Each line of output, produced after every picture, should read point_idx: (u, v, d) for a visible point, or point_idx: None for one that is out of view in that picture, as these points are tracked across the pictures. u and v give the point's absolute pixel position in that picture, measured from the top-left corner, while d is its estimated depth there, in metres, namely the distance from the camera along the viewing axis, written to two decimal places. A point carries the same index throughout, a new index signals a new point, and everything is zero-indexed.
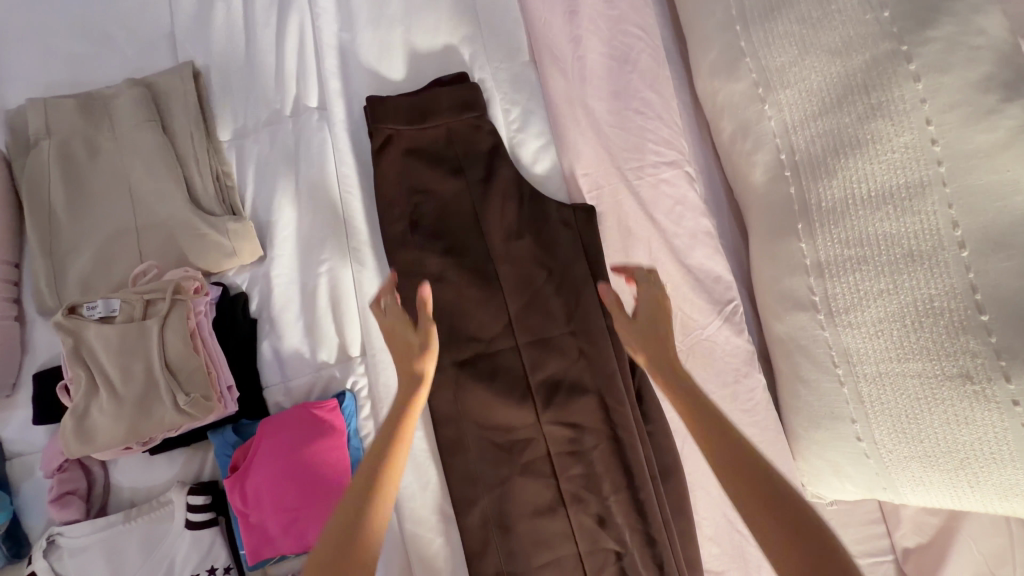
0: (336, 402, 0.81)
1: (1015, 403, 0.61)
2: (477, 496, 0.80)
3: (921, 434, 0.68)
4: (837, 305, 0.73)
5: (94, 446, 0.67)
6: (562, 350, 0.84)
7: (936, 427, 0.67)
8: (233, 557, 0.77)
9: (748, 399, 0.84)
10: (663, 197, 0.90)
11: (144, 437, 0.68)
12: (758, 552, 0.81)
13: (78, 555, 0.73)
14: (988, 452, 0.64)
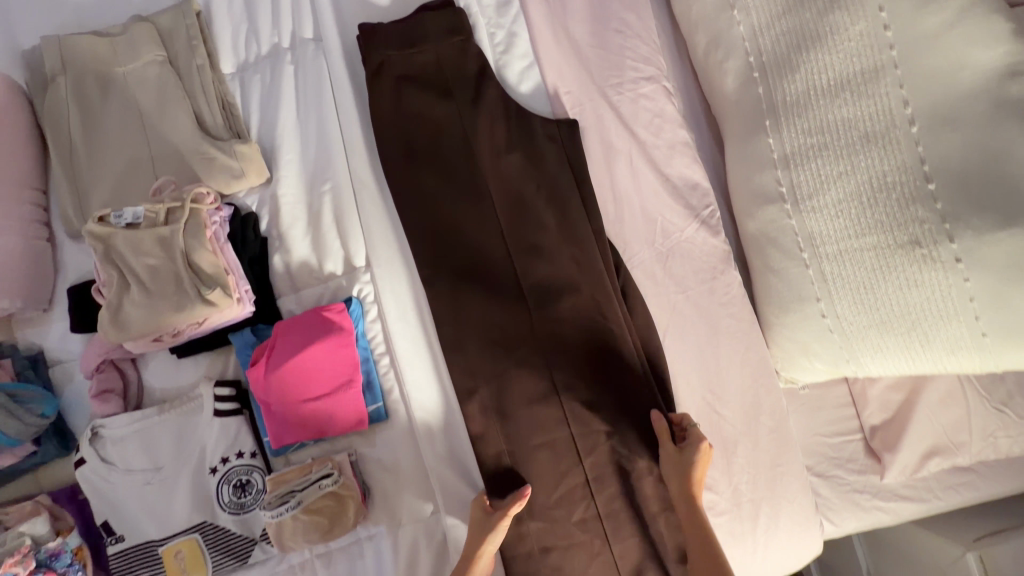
0: (343, 305, 0.88)
1: (957, 261, 0.67)
2: (476, 386, 0.88)
3: (877, 302, 0.75)
4: (802, 192, 0.79)
5: (127, 336, 0.74)
6: (552, 258, 0.90)
7: (890, 294, 0.73)
8: (258, 445, 0.85)
9: (724, 294, 0.91)
10: (644, 112, 0.95)
11: (171, 325, 0.74)
12: (735, 430, 0.88)
13: (119, 444, 0.82)
14: (936, 311, 0.70)
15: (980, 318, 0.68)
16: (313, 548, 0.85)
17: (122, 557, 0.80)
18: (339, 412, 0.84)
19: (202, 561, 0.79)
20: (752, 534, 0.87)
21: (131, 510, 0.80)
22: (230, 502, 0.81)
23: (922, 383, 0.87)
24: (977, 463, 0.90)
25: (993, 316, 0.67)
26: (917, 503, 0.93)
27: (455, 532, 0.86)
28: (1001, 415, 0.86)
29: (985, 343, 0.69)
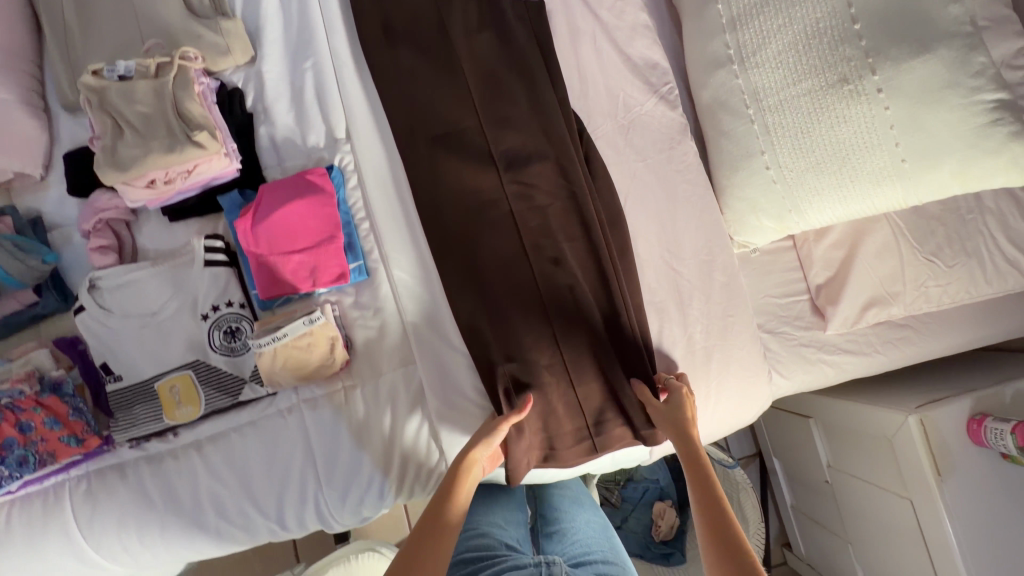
0: (325, 170, 0.93)
1: (879, 90, 0.76)
2: (451, 245, 0.94)
3: (813, 145, 0.82)
4: (747, 51, 0.85)
5: (120, 175, 0.80)
6: (521, 129, 0.97)
7: (824, 134, 0.81)
8: (247, 298, 0.91)
9: (681, 162, 0.98)
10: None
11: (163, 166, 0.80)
12: (690, 284, 0.96)
13: (116, 293, 0.88)
14: (863, 143, 0.79)
15: (899, 143, 0.77)
16: (300, 392, 0.91)
17: (121, 395, 0.86)
18: (321, 264, 0.90)
19: (195, 394, 0.87)
20: (705, 378, 0.95)
21: (128, 350, 0.87)
22: (221, 345, 0.88)
23: (859, 237, 0.95)
24: (912, 315, 0.98)
25: (909, 140, 0.76)
26: (858, 356, 1.01)
27: (432, 379, 0.92)
28: (931, 264, 0.94)
29: (904, 169, 0.78)
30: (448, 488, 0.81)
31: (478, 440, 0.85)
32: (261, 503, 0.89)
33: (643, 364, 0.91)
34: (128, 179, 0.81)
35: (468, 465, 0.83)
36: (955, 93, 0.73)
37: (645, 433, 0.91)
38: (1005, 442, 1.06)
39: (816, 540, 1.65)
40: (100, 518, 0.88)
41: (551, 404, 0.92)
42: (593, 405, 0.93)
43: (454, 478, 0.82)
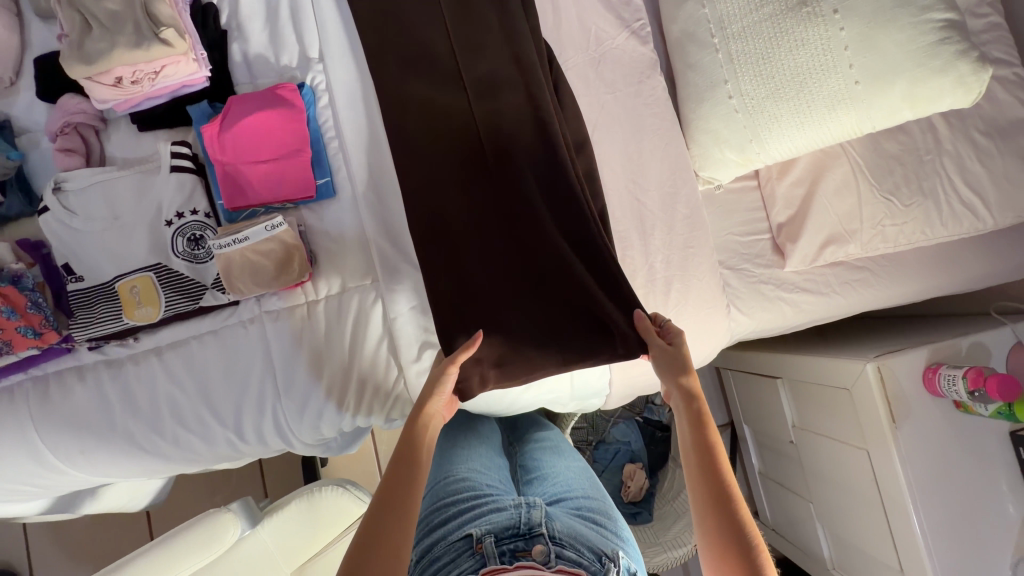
0: (296, 87, 0.94)
1: (834, 13, 0.84)
2: (418, 165, 0.94)
3: (774, 70, 0.88)
4: None
5: (87, 67, 0.84)
6: (492, 56, 0.98)
7: (785, 57, 0.87)
8: (212, 209, 0.92)
9: (650, 96, 1.00)
10: None
11: (128, 63, 0.85)
12: (653, 215, 0.98)
13: (80, 195, 0.88)
14: (820, 67, 0.86)
15: (853, 66, 0.84)
16: (262, 303, 0.92)
17: (81, 294, 0.88)
18: (288, 176, 0.90)
19: (156, 296, 0.88)
20: (664, 307, 0.96)
21: (91, 251, 0.88)
22: (184, 251, 0.89)
23: (821, 174, 0.99)
24: (870, 255, 1.01)
25: (861, 63, 0.84)
26: (816, 295, 1.03)
27: (393, 296, 0.92)
28: (888, 203, 0.96)
29: (857, 91, 0.85)
30: (408, 438, 0.79)
31: (430, 387, 0.83)
32: (218, 409, 0.90)
33: (615, 280, 0.89)
34: (94, 73, 0.85)
35: (422, 412, 0.81)
36: (907, 12, 0.82)
37: (612, 353, 0.88)
38: (958, 388, 1.08)
39: (781, 504, 1.67)
40: (56, 418, 0.89)
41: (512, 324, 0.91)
42: (558, 326, 0.91)
43: (412, 428, 0.79)
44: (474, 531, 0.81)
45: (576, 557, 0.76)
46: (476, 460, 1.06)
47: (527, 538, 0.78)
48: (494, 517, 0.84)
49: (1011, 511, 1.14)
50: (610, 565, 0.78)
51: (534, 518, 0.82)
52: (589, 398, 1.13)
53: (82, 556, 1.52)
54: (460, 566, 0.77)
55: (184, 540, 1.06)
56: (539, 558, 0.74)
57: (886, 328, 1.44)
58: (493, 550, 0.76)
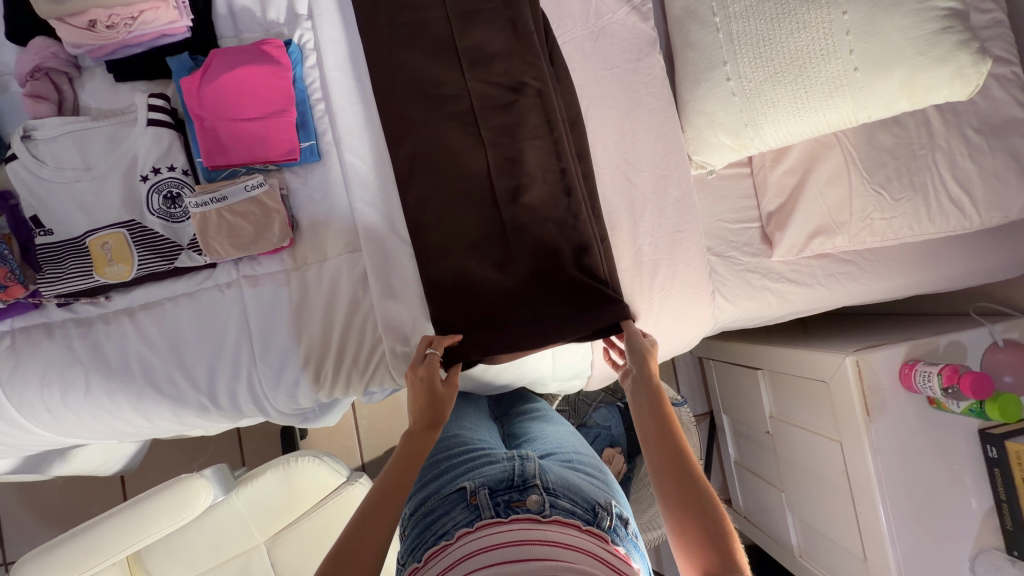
0: (282, 44, 0.90)
1: None
2: (407, 133, 0.91)
3: (774, 52, 0.87)
4: None
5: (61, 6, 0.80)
6: (486, 26, 0.95)
7: (786, 39, 0.86)
8: (190, 166, 0.88)
9: (647, 75, 0.99)
10: None
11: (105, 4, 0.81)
12: (644, 197, 0.97)
13: (51, 144, 0.85)
14: (820, 52, 0.85)
15: (854, 52, 0.84)
16: (241, 268, 0.89)
17: (50, 249, 0.85)
18: (269, 135, 0.87)
19: (129, 254, 0.85)
20: (650, 290, 0.96)
21: (62, 204, 0.85)
22: (160, 209, 0.86)
23: (811, 168, 0.98)
24: (857, 248, 1.01)
25: (862, 49, 0.83)
26: (801, 286, 1.03)
27: (375, 267, 0.89)
28: (879, 196, 0.96)
29: (856, 77, 0.84)
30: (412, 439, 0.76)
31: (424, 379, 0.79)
32: (192, 373, 0.89)
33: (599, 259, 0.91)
34: (69, 13, 0.81)
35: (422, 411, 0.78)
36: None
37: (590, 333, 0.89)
38: (934, 384, 1.10)
39: (753, 492, 1.70)
40: (21, 375, 0.87)
41: (501, 300, 0.90)
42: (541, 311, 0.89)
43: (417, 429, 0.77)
44: (468, 484, 0.81)
45: (570, 506, 0.76)
46: (467, 420, 1.11)
47: (521, 489, 0.78)
48: (487, 470, 0.84)
49: (974, 504, 1.17)
50: (604, 514, 0.78)
51: (529, 470, 0.82)
52: (572, 376, 1.12)
53: (53, 516, 1.51)
54: (454, 518, 0.76)
55: (158, 502, 1.04)
56: (534, 507, 0.73)
57: (867, 324, 1.45)
58: (488, 500, 0.75)
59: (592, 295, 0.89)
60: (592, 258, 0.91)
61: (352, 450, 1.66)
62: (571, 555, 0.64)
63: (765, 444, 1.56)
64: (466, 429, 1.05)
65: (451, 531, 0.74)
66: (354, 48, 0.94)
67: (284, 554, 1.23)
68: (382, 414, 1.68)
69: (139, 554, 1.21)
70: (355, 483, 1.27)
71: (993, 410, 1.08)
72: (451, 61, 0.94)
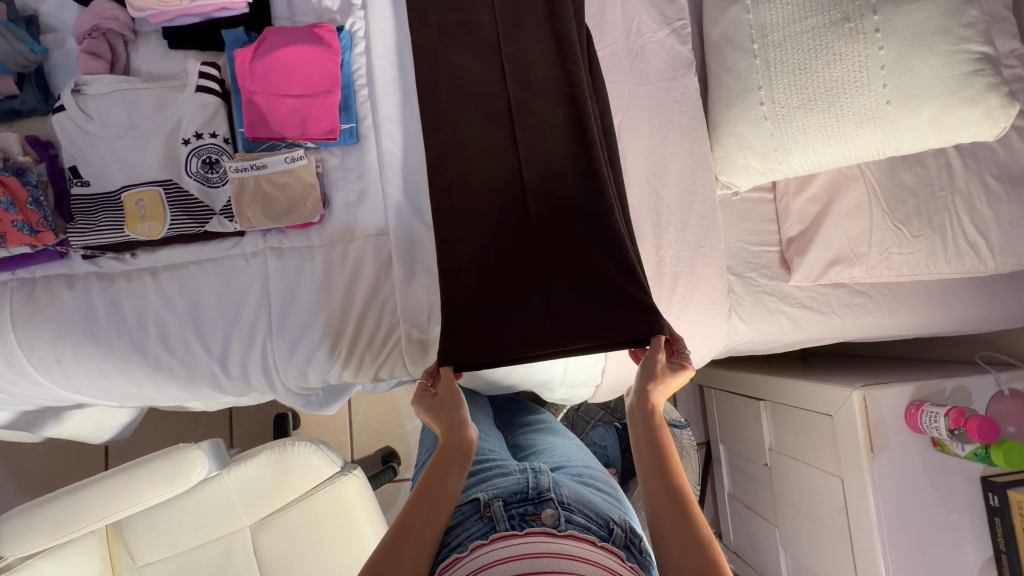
0: (334, 30, 0.93)
1: (875, 32, 0.86)
2: (445, 125, 0.94)
3: (808, 81, 0.90)
4: None
5: None
6: (531, 34, 0.98)
7: (822, 70, 0.89)
8: (231, 136, 0.90)
9: (681, 94, 1.02)
10: None
11: None
12: (670, 210, 0.99)
13: (101, 100, 0.87)
14: (853, 84, 0.88)
15: (886, 86, 0.87)
16: (268, 239, 0.90)
17: (85, 200, 0.86)
18: (312, 112, 0.89)
19: (162, 212, 0.86)
20: (668, 302, 0.97)
21: (103, 158, 0.86)
22: (198, 173, 0.87)
23: (834, 198, 1.01)
24: (873, 281, 1.03)
25: (895, 84, 0.86)
26: (815, 313, 1.05)
27: (401, 250, 0.90)
28: (897, 231, 0.98)
29: (887, 111, 0.87)
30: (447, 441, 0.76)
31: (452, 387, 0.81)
32: (207, 338, 0.89)
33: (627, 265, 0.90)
34: None
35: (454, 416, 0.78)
36: (946, 41, 0.84)
37: (612, 342, 0.85)
38: (940, 426, 1.10)
39: (745, 526, 1.67)
40: (36, 323, 0.86)
41: (528, 303, 0.88)
42: (567, 312, 0.88)
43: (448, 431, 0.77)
44: (481, 495, 0.80)
45: (585, 522, 0.76)
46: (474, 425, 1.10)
47: (536, 503, 0.77)
48: (500, 482, 0.83)
49: (973, 553, 1.16)
50: (619, 531, 0.77)
51: (543, 483, 0.80)
52: (580, 383, 1.12)
53: (34, 482, 1.48)
54: (467, 529, 0.75)
55: (150, 469, 1.02)
56: (549, 521, 0.73)
57: (872, 363, 1.46)
58: (502, 513, 0.75)
59: (621, 307, 0.87)
60: (617, 266, 0.92)
61: (345, 445, 1.65)
62: (590, 570, 0.63)
63: (762, 478, 1.55)
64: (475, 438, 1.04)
65: (464, 543, 0.73)
66: (402, 38, 0.97)
67: (269, 542, 1.20)
68: (377, 410, 1.67)
69: (120, 526, 1.18)
70: (348, 474, 1.26)
71: (998, 456, 1.08)
72: (495, 62, 0.97)
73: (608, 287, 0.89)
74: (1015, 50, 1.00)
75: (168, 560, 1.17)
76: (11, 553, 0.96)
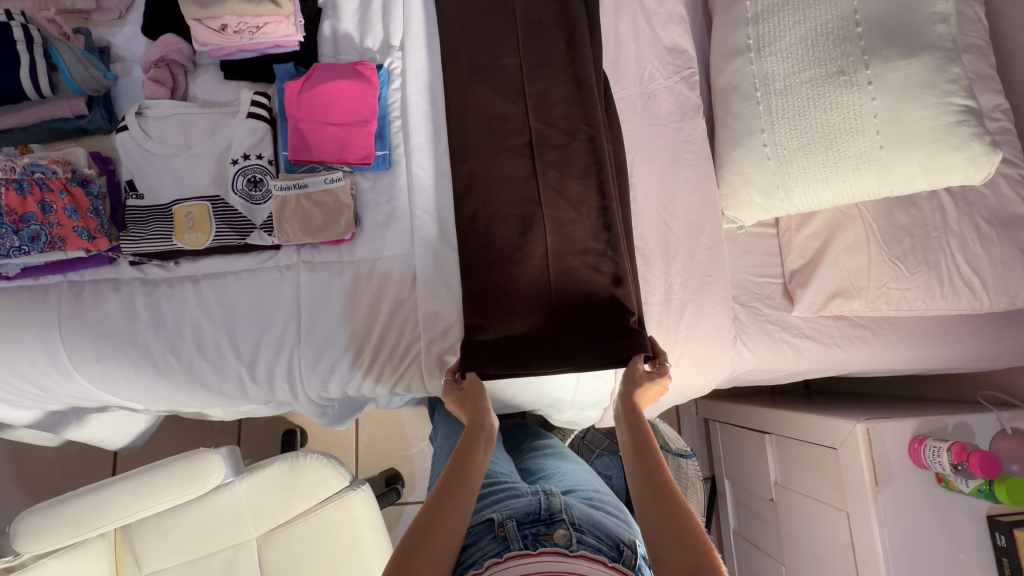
0: (374, 67, 1.02)
1: (868, 83, 0.94)
2: (470, 156, 1.01)
3: (807, 126, 0.98)
4: (763, 43, 1.03)
5: (199, 9, 0.93)
6: (552, 77, 1.07)
7: (819, 116, 0.97)
8: (275, 159, 0.98)
9: (690, 134, 1.10)
10: None
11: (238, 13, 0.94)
12: (679, 240, 1.05)
13: (160, 122, 0.96)
14: (849, 130, 0.96)
15: (879, 133, 0.94)
16: (302, 253, 0.96)
17: (138, 211, 0.93)
18: (351, 140, 0.97)
19: (207, 224, 0.93)
20: (676, 327, 1.02)
21: (158, 174, 0.94)
22: (243, 190, 0.95)
23: (834, 234, 1.07)
24: (873, 315, 1.08)
25: (887, 131, 0.94)
26: (817, 343, 1.09)
27: (426, 268, 0.96)
28: (895, 268, 1.04)
29: (880, 155, 0.95)
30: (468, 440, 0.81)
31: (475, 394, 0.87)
32: (239, 343, 0.94)
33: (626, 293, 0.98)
34: (204, 16, 0.94)
35: (474, 419, 0.84)
36: (933, 94, 0.91)
37: (603, 361, 0.93)
38: (942, 460, 1.11)
39: (751, 564, 1.65)
40: (80, 324, 0.92)
41: (534, 328, 0.97)
42: (567, 338, 0.96)
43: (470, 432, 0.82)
44: (495, 515, 0.82)
45: (596, 543, 0.78)
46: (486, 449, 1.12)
47: (548, 523, 0.79)
48: (513, 502, 0.85)
49: None
50: (629, 552, 0.79)
51: (555, 504, 0.83)
52: (588, 406, 1.16)
53: (45, 488, 1.50)
54: (482, 548, 0.78)
55: (169, 472, 1.05)
56: (562, 541, 0.75)
57: (876, 399, 1.48)
58: (516, 533, 0.77)
59: (615, 332, 0.96)
60: (626, 291, 0.97)
61: (352, 463, 1.66)
62: None
63: (768, 513, 1.54)
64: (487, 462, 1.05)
65: (480, 560, 0.75)
66: (434, 77, 1.06)
67: (274, 555, 1.20)
68: (386, 430, 1.69)
69: (129, 533, 1.19)
70: (357, 489, 1.27)
71: (1002, 493, 1.09)
72: (518, 101, 1.06)
73: (605, 313, 0.97)
74: (1000, 105, 1.07)
75: (174, 569, 1.18)
76: (28, 549, 0.98)
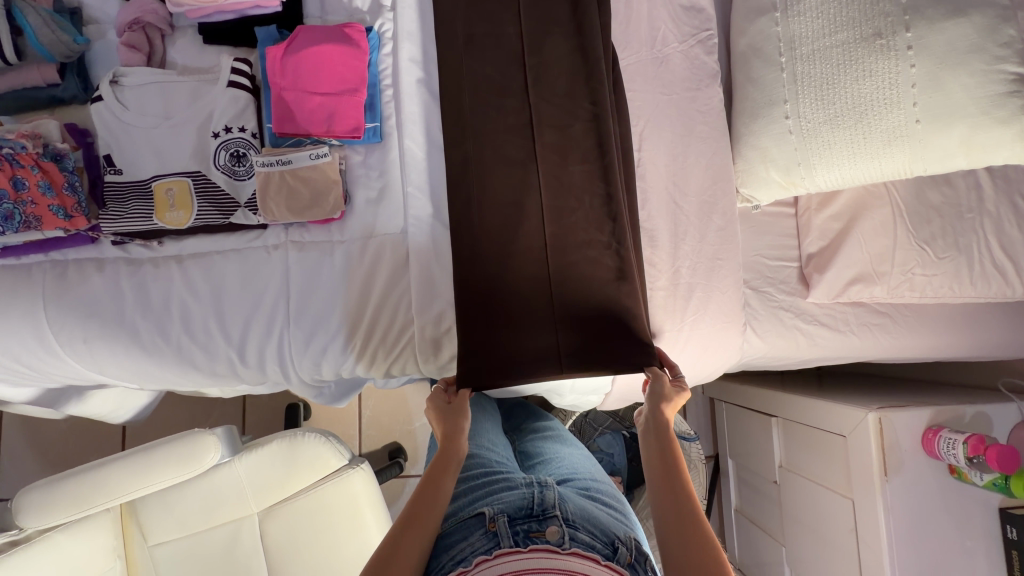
0: (363, 30, 0.94)
1: (908, 49, 0.85)
2: (466, 128, 0.95)
3: (836, 96, 0.89)
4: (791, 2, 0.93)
5: None
6: (557, 47, 0.99)
7: (849, 85, 0.88)
8: (259, 131, 0.92)
9: (705, 104, 1.02)
10: None
11: None
12: (689, 220, 0.99)
13: (137, 90, 0.90)
14: (883, 101, 0.87)
15: (917, 104, 0.85)
16: (289, 233, 0.91)
17: (117, 187, 0.89)
18: (338, 110, 0.90)
19: (190, 202, 0.89)
20: (683, 313, 0.97)
21: (137, 148, 0.89)
22: (225, 165, 0.89)
23: (857, 215, 1.00)
24: (894, 301, 1.01)
25: (925, 102, 0.85)
26: (832, 330, 1.04)
27: (419, 250, 0.91)
28: (922, 252, 0.96)
29: (916, 129, 0.86)
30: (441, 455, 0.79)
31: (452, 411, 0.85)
32: (227, 327, 0.91)
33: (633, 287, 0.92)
34: None
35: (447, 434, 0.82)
36: (981, 60, 0.82)
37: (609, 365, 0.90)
38: (957, 452, 1.07)
39: (751, 543, 1.65)
40: (64, 305, 0.89)
41: (536, 324, 0.92)
42: (572, 339, 0.92)
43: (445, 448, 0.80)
44: (486, 509, 0.80)
45: (590, 540, 0.75)
46: (483, 432, 1.10)
47: (540, 519, 0.77)
48: (505, 496, 0.83)
49: None
50: (623, 549, 0.77)
51: (548, 499, 0.80)
52: (589, 391, 1.12)
53: (55, 458, 1.53)
54: (472, 543, 0.76)
55: (165, 451, 1.05)
56: (554, 538, 0.73)
57: (890, 384, 1.43)
58: (507, 529, 0.75)
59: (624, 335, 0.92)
60: (631, 286, 0.93)
61: (354, 437, 1.66)
62: None
63: (771, 494, 1.53)
64: (484, 449, 1.03)
65: (469, 557, 0.73)
66: (428, 41, 0.98)
67: (276, 528, 1.22)
68: (388, 406, 1.68)
69: (133, 506, 1.21)
70: (355, 468, 1.27)
71: (1018, 487, 1.05)
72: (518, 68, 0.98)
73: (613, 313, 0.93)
74: None
75: (178, 541, 1.20)
76: (31, 524, 0.99)
